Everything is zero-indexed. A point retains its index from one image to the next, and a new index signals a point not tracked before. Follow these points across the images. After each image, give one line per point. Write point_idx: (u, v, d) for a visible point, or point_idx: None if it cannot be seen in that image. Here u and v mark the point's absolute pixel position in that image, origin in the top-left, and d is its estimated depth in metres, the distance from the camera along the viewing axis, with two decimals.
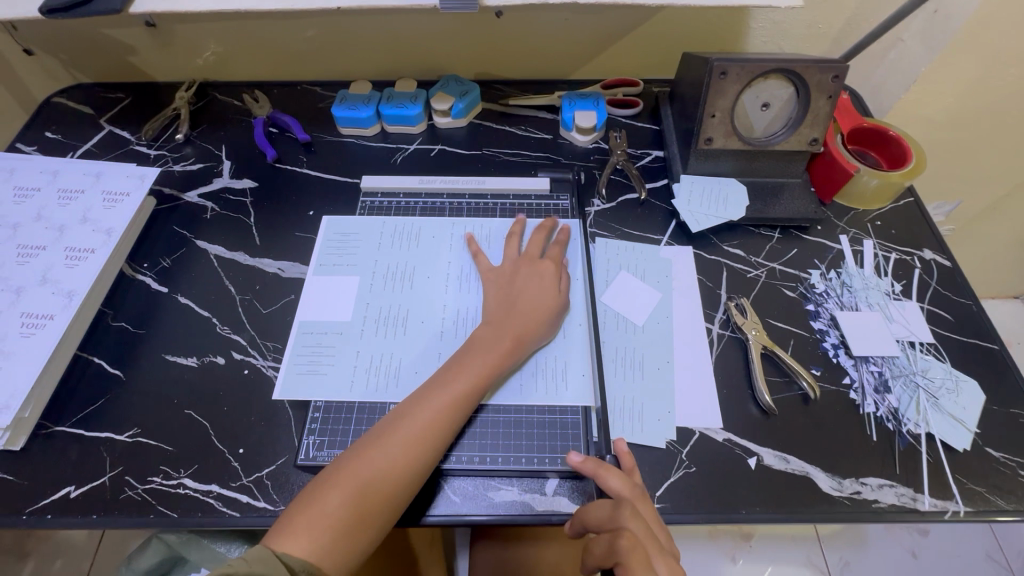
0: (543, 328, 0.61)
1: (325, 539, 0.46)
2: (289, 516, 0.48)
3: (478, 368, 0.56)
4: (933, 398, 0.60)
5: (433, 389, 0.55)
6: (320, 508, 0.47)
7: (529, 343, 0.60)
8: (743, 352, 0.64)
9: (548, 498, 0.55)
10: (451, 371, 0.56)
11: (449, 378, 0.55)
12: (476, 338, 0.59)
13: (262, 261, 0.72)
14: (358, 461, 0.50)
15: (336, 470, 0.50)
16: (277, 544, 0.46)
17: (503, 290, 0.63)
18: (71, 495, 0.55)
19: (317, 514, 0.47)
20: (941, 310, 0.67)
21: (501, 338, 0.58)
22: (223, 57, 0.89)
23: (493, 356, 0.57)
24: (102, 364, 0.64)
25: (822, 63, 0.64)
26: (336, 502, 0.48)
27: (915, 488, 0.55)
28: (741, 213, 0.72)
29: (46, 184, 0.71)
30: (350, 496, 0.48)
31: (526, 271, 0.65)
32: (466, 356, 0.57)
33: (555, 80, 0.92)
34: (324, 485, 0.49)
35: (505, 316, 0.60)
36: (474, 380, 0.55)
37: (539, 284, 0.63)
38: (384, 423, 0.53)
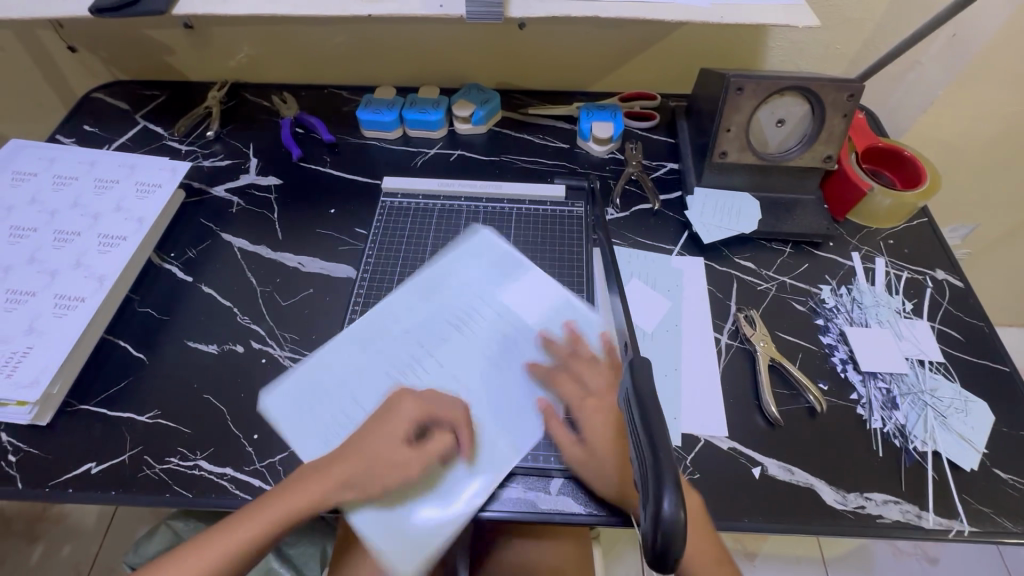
0: (467, 414, 0.57)
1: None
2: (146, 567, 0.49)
3: (371, 453, 0.53)
4: (941, 417, 0.60)
5: (320, 467, 0.52)
6: (174, 567, 0.48)
7: (456, 421, 0.56)
8: (750, 364, 0.64)
9: (552, 497, 0.55)
10: (349, 449, 0.53)
11: (338, 459, 0.53)
12: (397, 405, 0.56)
13: (284, 255, 0.74)
14: (225, 532, 0.49)
15: (211, 529, 0.50)
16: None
17: (448, 360, 0.60)
18: (92, 471, 0.57)
19: (170, 572, 0.47)
20: (952, 330, 0.67)
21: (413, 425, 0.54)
22: (255, 60, 0.92)
23: (394, 440, 0.54)
24: (128, 347, 0.66)
25: (838, 81, 0.66)
26: (185, 564, 0.48)
27: (920, 506, 0.55)
28: (753, 227, 0.73)
29: (84, 174, 0.74)
30: (206, 558, 0.48)
31: (469, 346, 0.61)
32: (376, 431, 0.55)
33: (574, 91, 0.94)
34: (196, 538, 0.50)
35: (440, 384, 0.58)
36: (361, 468, 0.52)
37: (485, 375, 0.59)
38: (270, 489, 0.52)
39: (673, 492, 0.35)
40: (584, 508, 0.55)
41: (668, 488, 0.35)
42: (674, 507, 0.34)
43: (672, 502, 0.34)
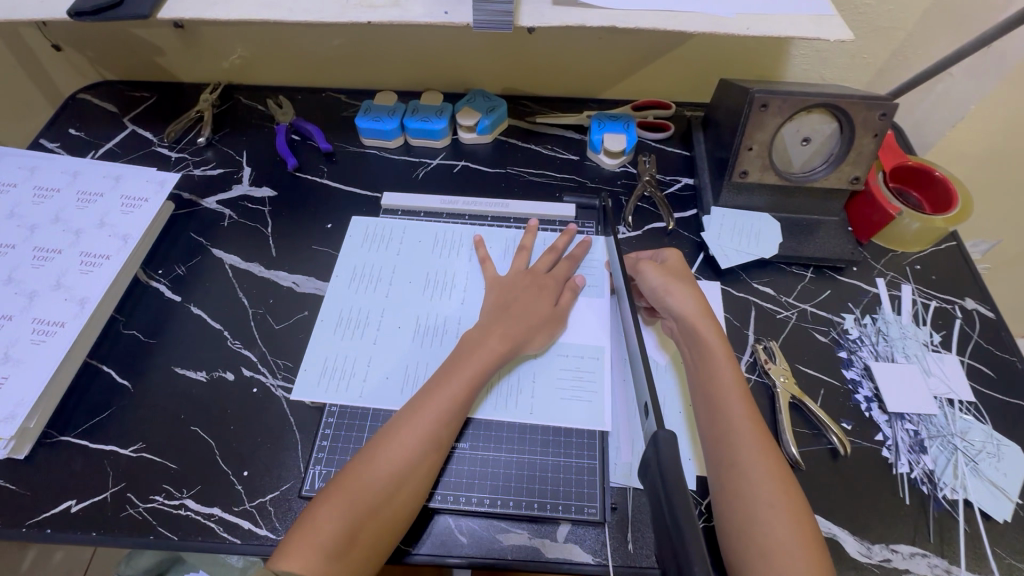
0: (533, 334, 0.60)
1: (323, 559, 0.44)
2: (285, 544, 0.45)
3: (467, 374, 0.55)
4: (972, 462, 0.57)
5: (419, 403, 0.53)
6: (319, 530, 0.45)
7: (520, 349, 0.59)
8: (770, 400, 0.61)
9: (559, 545, 0.52)
10: (440, 380, 0.55)
11: (436, 389, 0.54)
12: (470, 341, 0.58)
13: (277, 274, 0.70)
14: (365, 473, 0.48)
15: (340, 482, 0.49)
16: (279, 564, 0.44)
17: (501, 298, 0.63)
18: (72, 509, 0.54)
19: (315, 531, 0.45)
20: (982, 365, 0.64)
21: (490, 341, 0.58)
22: (249, 61, 0.88)
23: (482, 364, 0.56)
24: (111, 373, 0.63)
25: (871, 100, 0.61)
26: (332, 518, 0.46)
27: (949, 560, 0.52)
28: (773, 251, 0.69)
29: (66, 185, 0.70)
30: (348, 511, 0.46)
31: (527, 283, 0.64)
32: (460, 360, 0.56)
33: (584, 99, 0.90)
34: (324, 500, 0.47)
35: (497, 318, 0.60)
36: (465, 387, 0.54)
37: (535, 294, 0.63)
38: (379, 434, 0.52)
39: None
40: (592, 558, 0.51)
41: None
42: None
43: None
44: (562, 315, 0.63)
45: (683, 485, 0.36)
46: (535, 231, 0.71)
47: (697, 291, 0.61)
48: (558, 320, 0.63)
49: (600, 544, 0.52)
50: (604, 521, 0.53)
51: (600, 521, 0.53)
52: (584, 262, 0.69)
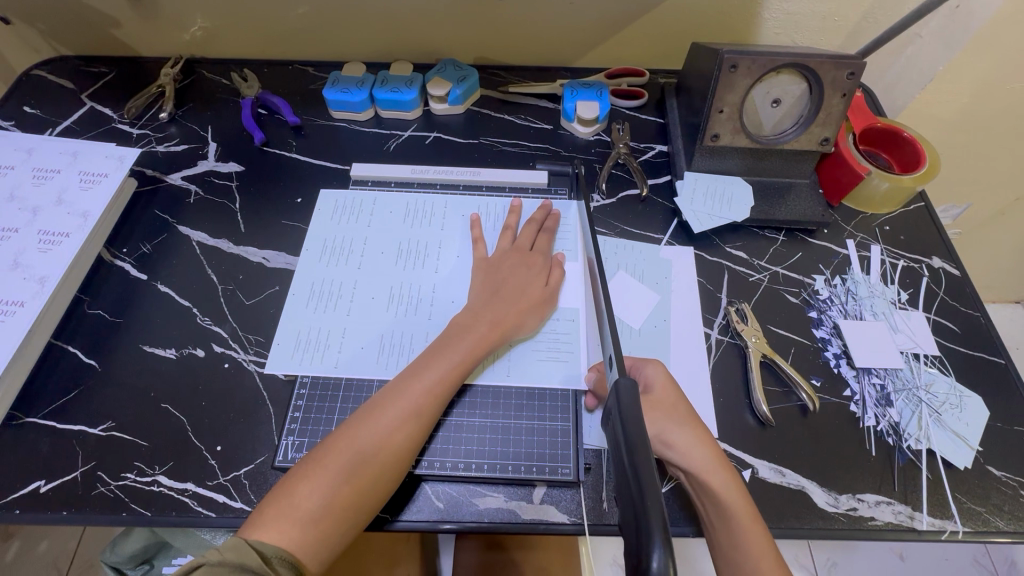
0: (526, 317, 0.59)
1: (296, 530, 0.44)
2: (258, 513, 0.45)
3: (453, 359, 0.54)
4: (935, 413, 0.58)
5: (404, 384, 0.52)
6: (295, 502, 0.45)
7: (511, 333, 0.59)
8: (741, 360, 0.62)
9: (535, 507, 0.52)
10: (425, 363, 0.54)
11: (422, 371, 0.53)
12: (458, 325, 0.57)
13: (247, 250, 0.69)
14: (344, 446, 0.48)
15: (319, 456, 0.48)
16: (253, 533, 0.44)
17: (488, 280, 0.62)
18: (41, 489, 0.53)
19: (291, 503, 0.45)
20: (947, 321, 0.65)
21: (479, 326, 0.57)
22: (211, 33, 0.85)
23: (470, 347, 0.55)
24: (77, 353, 0.61)
25: (838, 58, 0.61)
26: (309, 493, 0.46)
27: (912, 506, 0.54)
28: (745, 215, 0.69)
29: (21, 162, 0.67)
30: (324, 484, 0.46)
31: (513, 261, 0.63)
32: (448, 344, 0.56)
33: (557, 67, 0.88)
34: (301, 472, 0.47)
35: (486, 303, 0.59)
36: (451, 369, 0.54)
37: (524, 274, 0.62)
38: (362, 411, 0.51)
39: (663, 546, 0.32)
40: (567, 517, 0.52)
41: (655, 544, 0.31)
42: (664, 566, 0.31)
43: (659, 560, 0.31)
44: (552, 295, 0.62)
45: (643, 435, 0.37)
46: (518, 210, 0.69)
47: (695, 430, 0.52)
48: (547, 303, 0.61)
49: (576, 504, 0.53)
50: (580, 482, 0.53)
51: (574, 481, 0.53)
52: (557, 232, 0.69)
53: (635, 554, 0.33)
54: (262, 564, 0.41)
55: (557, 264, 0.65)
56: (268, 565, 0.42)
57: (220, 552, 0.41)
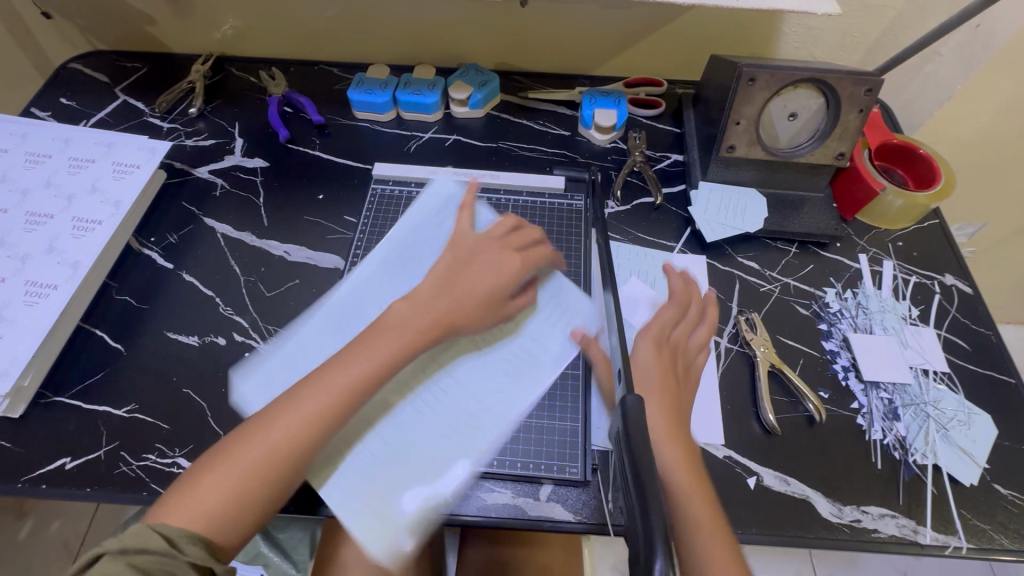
0: (476, 311, 0.54)
1: (201, 513, 0.43)
2: (163, 498, 0.45)
3: (378, 356, 0.50)
4: (943, 430, 0.58)
5: (314, 380, 0.49)
6: (200, 487, 0.44)
7: (453, 329, 0.54)
8: (749, 369, 0.62)
9: (541, 504, 0.54)
10: (346, 357, 0.50)
11: (338, 365, 0.50)
12: (391, 314, 0.53)
13: (269, 243, 0.71)
14: (249, 440, 0.46)
15: (229, 445, 0.46)
16: (158, 517, 0.43)
17: (453, 267, 0.56)
18: (66, 466, 0.55)
19: (195, 488, 0.44)
20: (959, 339, 0.65)
21: (417, 319, 0.53)
22: (241, 32, 0.88)
23: (401, 342, 0.51)
24: (104, 336, 0.64)
25: (856, 74, 0.62)
26: (213, 484, 0.44)
27: (916, 521, 0.54)
28: (758, 225, 0.70)
29: (58, 151, 0.70)
30: (229, 471, 0.44)
31: (473, 254, 0.57)
32: (368, 340, 0.51)
33: (577, 75, 0.90)
34: (208, 460, 0.46)
35: (436, 295, 0.54)
36: (370, 366, 0.49)
37: (501, 266, 0.56)
38: (276, 402, 0.48)
39: (665, 555, 0.32)
40: (573, 516, 0.53)
41: (658, 552, 0.32)
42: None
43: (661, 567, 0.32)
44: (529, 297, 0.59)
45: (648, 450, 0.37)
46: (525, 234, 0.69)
47: (670, 353, 0.56)
48: (506, 308, 0.56)
49: (582, 503, 0.54)
50: (587, 481, 0.55)
51: (582, 481, 0.54)
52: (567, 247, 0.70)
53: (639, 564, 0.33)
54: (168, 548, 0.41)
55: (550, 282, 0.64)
56: (176, 549, 0.41)
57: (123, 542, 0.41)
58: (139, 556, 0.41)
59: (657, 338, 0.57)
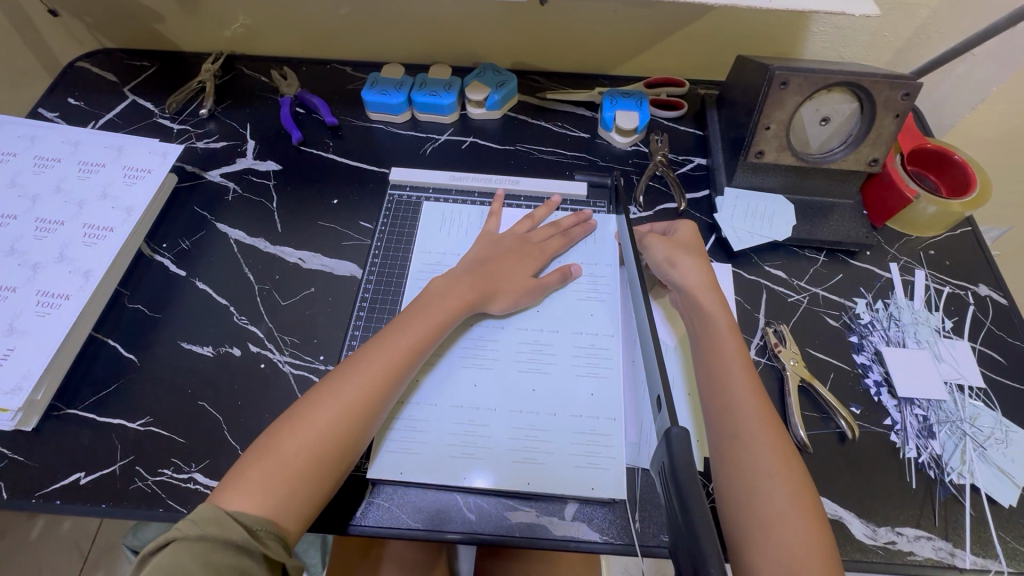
0: (502, 294, 0.61)
1: (277, 496, 0.44)
2: (227, 482, 0.45)
3: (427, 323, 0.56)
4: (979, 447, 0.57)
5: (371, 351, 0.53)
6: (274, 467, 0.45)
7: (488, 305, 0.60)
8: (778, 383, 0.61)
9: (566, 523, 0.52)
10: (401, 323, 0.56)
11: (395, 333, 0.55)
12: (436, 289, 0.59)
13: (283, 250, 0.69)
14: (324, 404, 0.49)
15: (297, 414, 0.49)
16: (230, 502, 0.44)
17: (485, 252, 0.64)
18: (81, 481, 0.54)
19: (269, 467, 0.45)
20: (994, 352, 0.63)
21: (459, 292, 0.59)
22: (252, 30, 0.85)
23: (448, 310, 0.57)
24: (117, 346, 0.62)
25: (894, 78, 0.60)
26: (290, 449, 0.46)
27: (954, 543, 0.52)
28: (786, 233, 0.68)
29: (67, 155, 0.69)
30: (302, 445, 0.46)
31: (504, 261, 0.63)
32: (420, 310, 0.57)
33: (596, 75, 0.87)
34: (276, 434, 0.47)
35: (469, 274, 0.61)
36: (423, 336, 0.55)
37: (519, 260, 0.63)
38: (335, 373, 0.52)
39: None
40: (600, 536, 0.51)
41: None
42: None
43: None
44: (542, 286, 0.63)
45: (698, 488, 0.35)
46: (554, 207, 0.70)
47: (704, 260, 0.62)
48: (532, 293, 0.62)
49: (608, 522, 0.52)
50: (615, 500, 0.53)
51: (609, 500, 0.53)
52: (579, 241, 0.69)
53: None
54: (250, 538, 0.42)
55: (560, 273, 0.64)
56: (254, 538, 0.42)
57: (197, 528, 0.41)
58: (216, 554, 0.40)
59: (696, 251, 0.63)
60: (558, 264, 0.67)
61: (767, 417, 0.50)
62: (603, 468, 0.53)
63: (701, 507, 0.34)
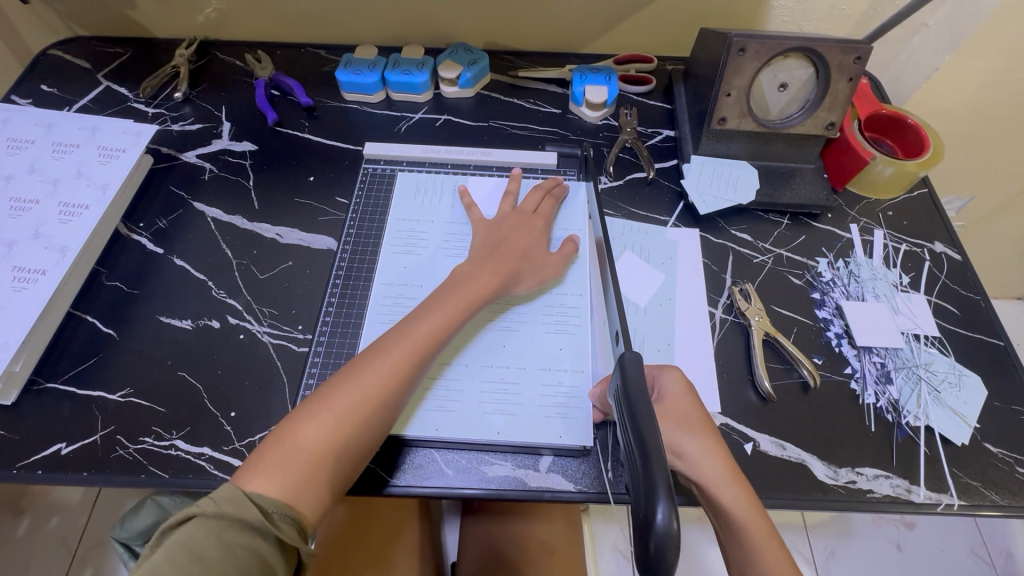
0: (523, 276, 0.61)
1: (295, 480, 0.45)
2: (249, 464, 0.46)
3: (452, 309, 0.56)
4: (934, 391, 0.59)
5: (393, 340, 0.53)
6: (293, 452, 0.46)
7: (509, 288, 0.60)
8: (744, 338, 0.63)
9: (542, 475, 0.54)
10: (427, 309, 0.56)
11: (419, 319, 0.55)
12: (460, 275, 0.59)
13: (260, 226, 0.70)
14: (347, 391, 0.49)
15: (320, 399, 0.49)
16: (250, 483, 0.44)
17: (489, 238, 0.64)
18: (62, 451, 0.55)
19: (290, 452, 0.46)
20: (948, 304, 0.66)
21: (480, 277, 0.59)
22: (225, 14, 0.86)
23: (471, 294, 0.57)
24: (95, 322, 0.63)
25: (845, 42, 0.62)
26: (313, 436, 0.47)
27: (910, 480, 0.55)
28: (751, 197, 0.70)
29: (40, 136, 0.69)
30: (323, 431, 0.47)
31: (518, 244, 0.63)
32: (447, 294, 0.57)
33: (566, 53, 0.89)
34: (298, 418, 0.48)
35: (487, 257, 0.61)
36: (448, 321, 0.55)
37: (526, 233, 0.64)
38: (358, 360, 0.52)
39: (666, 500, 0.33)
40: (574, 485, 0.53)
41: (660, 498, 0.32)
42: (667, 518, 0.32)
43: (663, 514, 0.32)
44: (563, 262, 0.64)
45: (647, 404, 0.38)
46: (519, 178, 0.71)
47: (713, 438, 0.50)
48: (553, 270, 0.63)
49: (581, 473, 0.54)
50: (587, 451, 0.55)
51: (582, 451, 0.55)
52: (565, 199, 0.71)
53: (639, 511, 0.34)
54: (264, 519, 0.42)
55: (570, 241, 0.65)
56: (270, 521, 0.43)
57: (216, 504, 0.42)
58: (231, 532, 0.41)
59: (697, 423, 0.50)
60: (564, 233, 0.68)
61: (765, 531, 0.47)
62: (571, 418, 0.55)
63: (650, 423, 0.37)
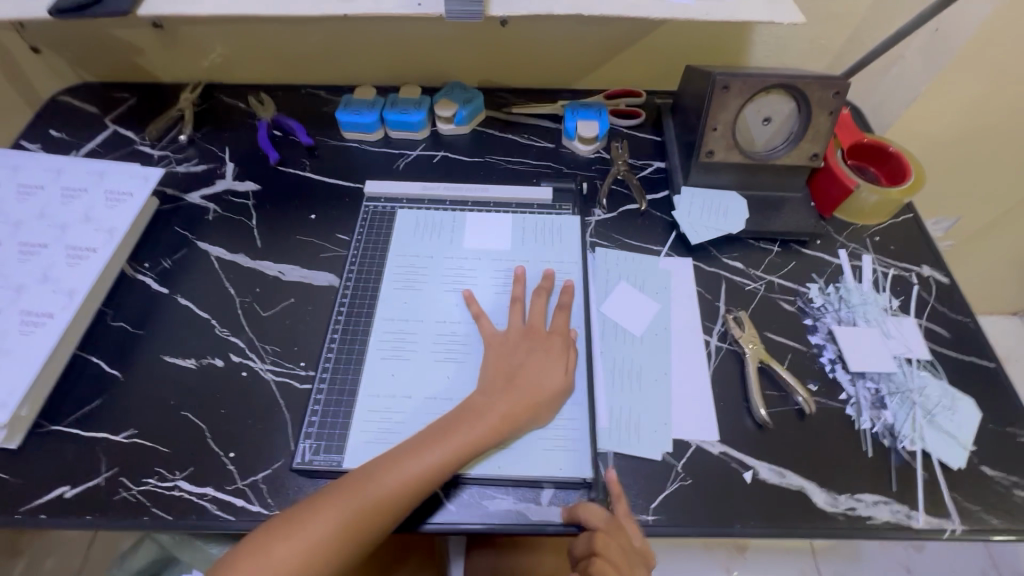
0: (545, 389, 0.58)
1: None
2: (235, 556, 0.48)
3: (457, 444, 0.53)
4: (928, 415, 0.60)
5: (387, 469, 0.51)
6: (279, 551, 0.48)
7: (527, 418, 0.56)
8: (739, 365, 0.64)
9: (543, 508, 0.54)
10: (429, 440, 0.53)
11: (419, 451, 0.52)
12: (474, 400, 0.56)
13: (263, 264, 0.72)
14: (329, 516, 0.49)
15: (302, 516, 0.49)
16: None
17: (509, 345, 0.61)
18: (66, 495, 0.55)
19: (260, 566, 0.47)
20: (939, 327, 0.67)
21: (498, 401, 0.56)
22: (228, 60, 0.89)
23: (483, 429, 0.54)
24: (100, 363, 0.64)
25: (824, 79, 0.65)
26: (285, 555, 0.47)
27: (908, 505, 0.55)
28: (741, 226, 0.72)
29: (49, 182, 0.71)
30: (296, 554, 0.48)
31: (530, 344, 0.60)
32: (456, 423, 0.54)
33: (559, 89, 0.93)
34: (278, 529, 0.49)
35: (502, 365, 0.59)
36: (450, 457, 0.52)
37: (552, 344, 0.61)
38: (350, 480, 0.51)
39: None
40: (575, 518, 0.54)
41: None
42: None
43: None
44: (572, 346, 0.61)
45: None
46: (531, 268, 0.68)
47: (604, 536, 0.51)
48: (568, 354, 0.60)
49: None
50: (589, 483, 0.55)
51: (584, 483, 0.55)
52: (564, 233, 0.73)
53: None
54: None
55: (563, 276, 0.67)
56: None
57: None
58: None
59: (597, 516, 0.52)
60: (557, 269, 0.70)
61: None
62: (571, 450, 0.56)
63: None
